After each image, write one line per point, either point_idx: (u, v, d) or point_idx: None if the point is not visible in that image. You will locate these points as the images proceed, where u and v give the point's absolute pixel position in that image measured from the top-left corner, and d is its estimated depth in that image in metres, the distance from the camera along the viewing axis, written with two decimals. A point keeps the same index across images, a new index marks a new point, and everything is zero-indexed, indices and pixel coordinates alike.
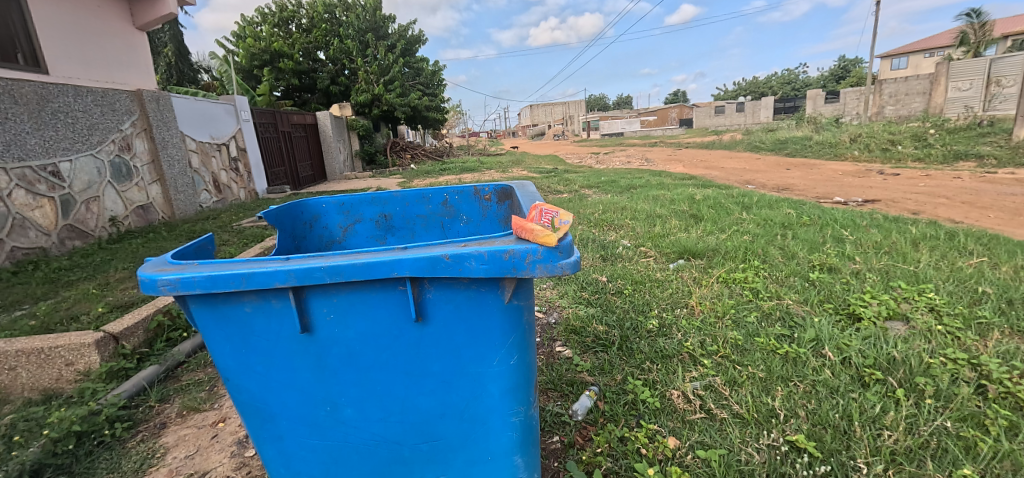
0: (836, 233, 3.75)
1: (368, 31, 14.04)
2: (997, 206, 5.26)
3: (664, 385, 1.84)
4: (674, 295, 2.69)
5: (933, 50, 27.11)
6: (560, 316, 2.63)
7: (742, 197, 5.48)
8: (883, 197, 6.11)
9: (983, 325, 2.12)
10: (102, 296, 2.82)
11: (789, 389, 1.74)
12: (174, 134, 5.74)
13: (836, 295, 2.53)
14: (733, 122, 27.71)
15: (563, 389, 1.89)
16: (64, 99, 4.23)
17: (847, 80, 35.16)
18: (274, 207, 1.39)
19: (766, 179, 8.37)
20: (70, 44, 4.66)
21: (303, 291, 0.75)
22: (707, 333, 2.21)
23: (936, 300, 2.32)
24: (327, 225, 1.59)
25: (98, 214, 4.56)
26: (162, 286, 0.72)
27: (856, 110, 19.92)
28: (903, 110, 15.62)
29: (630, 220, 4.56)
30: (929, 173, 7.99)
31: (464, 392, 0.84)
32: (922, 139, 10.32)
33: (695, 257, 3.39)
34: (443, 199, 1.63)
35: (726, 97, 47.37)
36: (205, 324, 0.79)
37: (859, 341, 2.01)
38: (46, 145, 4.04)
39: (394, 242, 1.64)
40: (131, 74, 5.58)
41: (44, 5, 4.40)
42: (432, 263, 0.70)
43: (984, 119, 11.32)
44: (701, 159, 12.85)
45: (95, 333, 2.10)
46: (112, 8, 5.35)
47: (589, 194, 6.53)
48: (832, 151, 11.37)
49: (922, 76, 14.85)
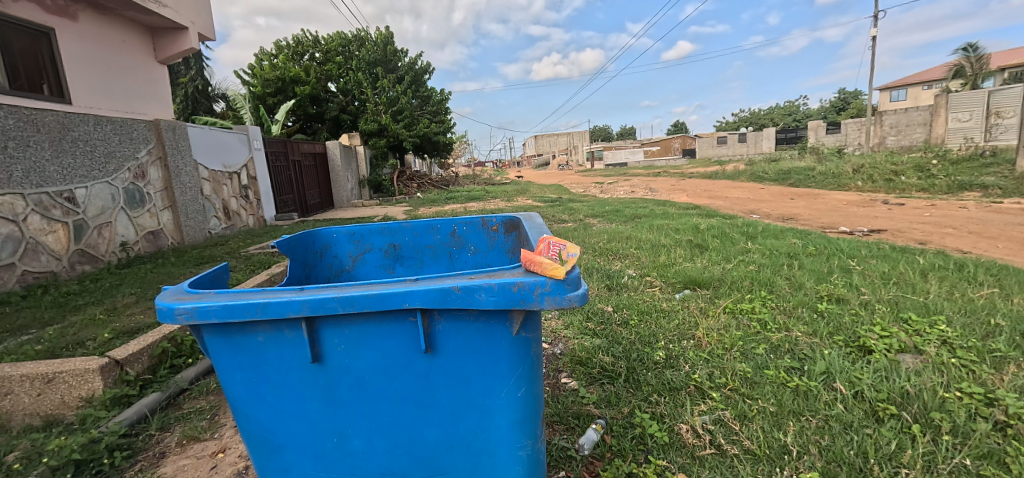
0: (842, 264, 3.73)
1: (378, 64, 14.59)
2: (1004, 236, 5.24)
3: (673, 418, 1.80)
4: (681, 327, 2.66)
5: (930, 82, 27.70)
6: (565, 347, 2.61)
7: (746, 227, 5.48)
8: (889, 227, 6.10)
9: (998, 358, 2.08)
10: (109, 321, 2.83)
11: (801, 425, 1.69)
12: (188, 163, 5.90)
13: (846, 327, 2.50)
14: (736, 152, 27.91)
15: (569, 421, 1.86)
16: (84, 128, 4.40)
17: (847, 111, 35.43)
18: (287, 236, 1.42)
19: (770, 209, 8.41)
20: (94, 76, 4.88)
21: (316, 321, 0.76)
22: (715, 365, 2.18)
23: (948, 333, 2.29)
24: (336, 254, 1.61)
25: (109, 239, 4.65)
26: (179, 315, 0.74)
27: (858, 140, 20.14)
28: (905, 141, 15.76)
29: (635, 249, 4.57)
30: (935, 202, 7.99)
31: (471, 424, 0.84)
32: (926, 170, 10.36)
33: (701, 287, 3.38)
34: (452, 230, 1.64)
35: (729, 128, 48.34)
36: (218, 353, 0.81)
37: (871, 375, 1.98)
38: (64, 172, 4.16)
39: (403, 272, 1.64)
40: (151, 104, 5.80)
41: (71, 40, 4.63)
42: (443, 295, 0.72)
43: (986, 149, 11.36)
44: (705, 188, 12.99)
45: (100, 358, 2.11)
46: (136, 41, 5.63)
47: (593, 224, 6.57)
48: (834, 181, 11.44)
49: (921, 108, 15.12)
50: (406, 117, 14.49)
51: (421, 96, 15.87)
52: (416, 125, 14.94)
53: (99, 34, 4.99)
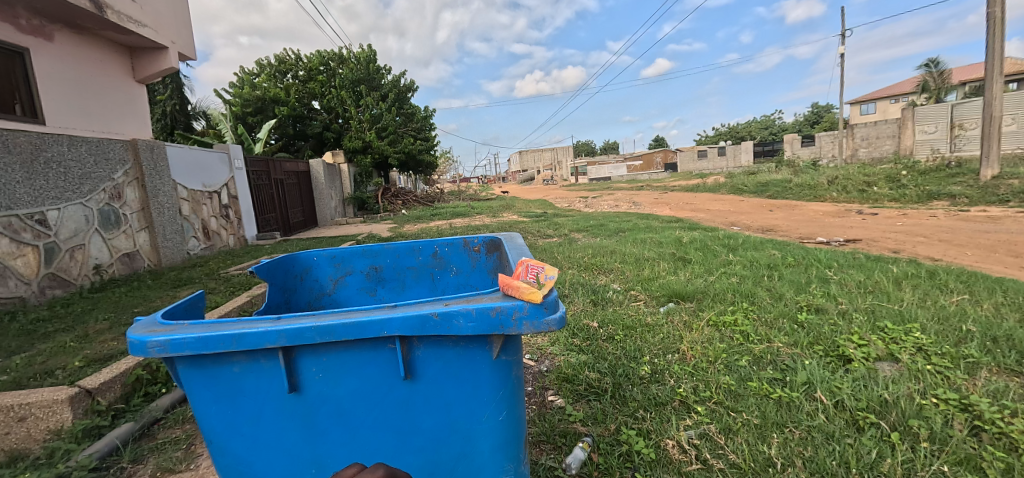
0: (820, 274, 3.83)
1: (362, 82, 14.63)
2: (972, 244, 5.45)
3: (658, 434, 1.81)
4: (665, 340, 2.68)
5: (896, 96, 29.00)
6: (552, 364, 2.61)
7: (727, 239, 5.59)
8: (863, 237, 6.29)
9: (970, 363, 2.16)
10: (80, 349, 2.73)
11: (784, 436, 1.71)
12: (167, 183, 5.79)
13: (825, 337, 2.55)
14: (716, 165, 28.61)
15: (556, 440, 1.85)
16: (57, 149, 4.31)
17: (821, 124, 36.72)
18: (266, 261, 1.40)
19: (750, 221, 8.61)
20: (69, 96, 4.78)
21: (293, 350, 0.75)
22: (700, 378, 2.20)
23: (923, 340, 2.36)
24: (317, 278, 1.59)
25: (82, 262, 4.51)
26: (152, 349, 0.73)
27: (832, 152, 20.86)
28: (876, 153, 16.40)
29: (620, 263, 4.62)
30: (906, 212, 8.28)
31: (452, 449, 0.83)
32: (896, 181, 10.76)
33: (685, 300, 3.42)
34: (433, 251, 1.63)
35: (709, 142, 49.62)
36: (192, 385, 0.79)
37: (850, 384, 2.02)
38: (36, 194, 4.05)
39: (384, 294, 1.63)
40: (129, 123, 5.71)
41: (46, 60, 4.55)
42: (421, 322, 0.72)
43: (951, 159, 11.87)
44: (687, 201, 13.24)
45: (70, 388, 2.03)
46: (114, 61, 5.56)
47: (578, 238, 6.63)
48: (811, 193, 11.80)
49: (890, 121, 15.78)
50: (390, 134, 14.51)
51: (406, 113, 15.93)
52: (401, 142, 14.98)
53: (75, 54, 4.92)
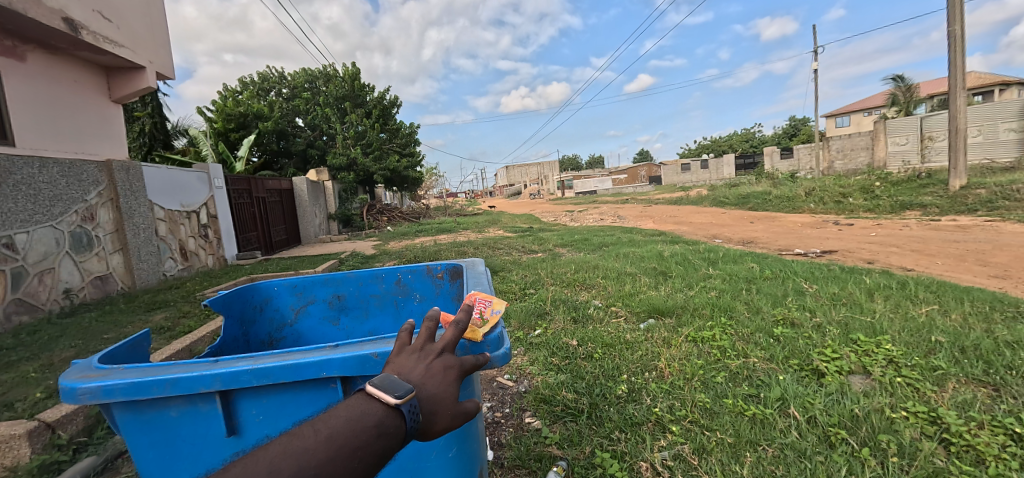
0: (796, 286, 3.89)
1: (347, 99, 14.67)
2: (943, 253, 5.63)
3: (633, 456, 1.80)
4: (644, 358, 2.69)
5: (869, 110, 30.06)
6: (530, 384, 2.59)
7: (707, 253, 5.67)
8: (839, 248, 6.44)
9: (940, 375, 2.20)
10: (43, 379, 2.62)
11: (758, 455, 1.71)
12: (143, 203, 5.68)
13: (799, 351, 2.58)
14: (699, 178, 29.13)
15: (531, 465, 1.83)
16: (28, 171, 4.20)
17: (799, 136, 37.82)
18: (221, 294, 1.38)
19: (731, 233, 8.76)
20: (41, 117, 4.68)
21: (231, 393, 0.73)
22: (676, 397, 2.20)
23: (893, 352, 2.40)
24: (278, 308, 1.57)
25: (51, 286, 4.37)
26: (82, 396, 0.70)
27: (809, 165, 21.44)
28: (851, 165, 16.94)
29: (601, 279, 4.64)
30: (880, 222, 8.51)
31: None
32: (870, 192, 11.08)
33: (664, 316, 3.44)
34: (396, 279, 1.61)
35: (691, 155, 50.67)
36: (127, 431, 0.75)
37: (823, 399, 2.05)
38: (4, 216, 3.94)
39: (348, 324, 1.60)
40: (104, 144, 5.61)
41: (17, 81, 4.47)
42: (360, 362, 0.71)
43: (922, 170, 12.29)
44: (671, 214, 13.43)
45: (28, 422, 1.95)
46: (90, 81, 5.50)
47: (562, 253, 6.66)
48: (790, 205, 12.08)
49: (862, 134, 16.31)
50: (375, 151, 14.51)
51: (391, 129, 15.95)
52: (386, 158, 14.98)
53: (48, 75, 4.85)
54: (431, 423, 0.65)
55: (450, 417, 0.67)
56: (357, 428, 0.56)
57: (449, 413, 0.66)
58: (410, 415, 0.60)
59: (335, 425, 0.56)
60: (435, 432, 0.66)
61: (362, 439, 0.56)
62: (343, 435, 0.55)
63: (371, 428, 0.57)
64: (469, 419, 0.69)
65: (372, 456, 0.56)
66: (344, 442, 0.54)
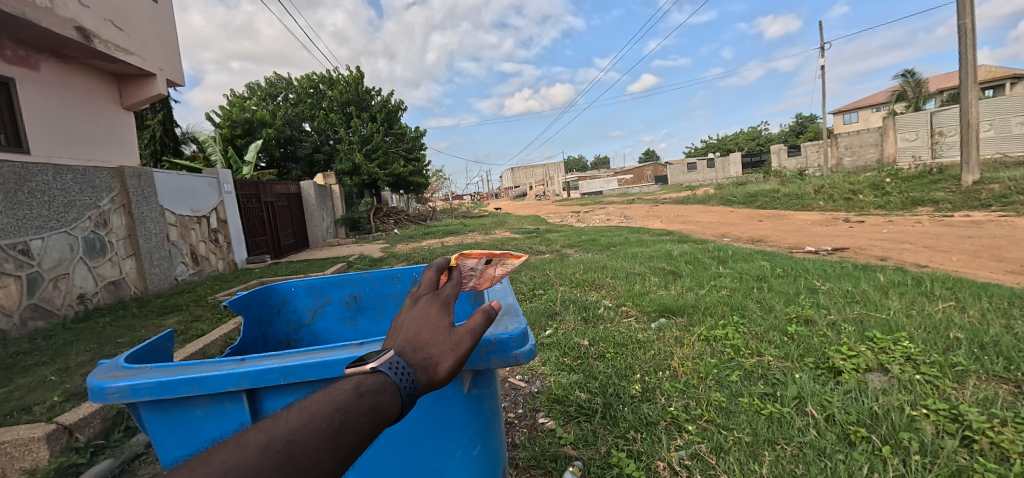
0: (809, 284, 3.84)
1: (352, 103, 14.76)
2: (957, 249, 5.54)
3: (649, 456, 1.78)
4: (656, 357, 2.66)
5: (877, 105, 29.73)
6: (543, 385, 2.58)
7: (717, 252, 5.61)
8: (851, 245, 6.36)
9: (959, 371, 2.16)
10: (58, 383, 2.65)
11: (776, 454, 1.69)
12: (154, 209, 5.74)
13: (815, 349, 2.55)
14: (705, 177, 28.91)
15: (546, 465, 1.82)
16: (42, 178, 4.27)
17: (807, 134, 37.42)
18: (240, 295, 1.40)
19: (740, 232, 8.68)
20: (54, 125, 4.75)
21: (257, 392, 0.74)
22: (691, 396, 2.18)
23: (911, 349, 2.36)
24: (295, 308, 1.58)
25: (66, 292, 4.43)
26: (110, 395, 0.71)
27: (817, 162, 21.22)
28: (860, 162, 16.77)
29: (610, 279, 4.62)
30: (892, 219, 8.40)
31: None
32: (880, 188, 10.95)
33: (676, 315, 3.41)
34: (412, 278, 1.60)
35: (697, 154, 50.35)
36: (154, 431, 0.76)
37: (841, 397, 2.01)
38: (20, 223, 4.00)
39: (364, 324, 1.60)
40: (115, 150, 5.67)
41: (31, 89, 4.55)
42: None
43: (933, 166, 12.13)
44: (678, 213, 13.33)
45: (47, 425, 1.97)
46: (101, 89, 5.57)
47: (570, 254, 6.64)
48: (799, 202, 11.94)
49: (871, 130, 16.10)
50: (381, 155, 14.59)
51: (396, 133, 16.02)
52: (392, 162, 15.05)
53: (61, 83, 4.92)
54: (437, 369, 0.63)
55: (452, 352, 0.64)
56: (336, 394, 0.54)
57: (448, 349, 0.64)
58: (395, 372, 0.59)
59: (316, 399, 0.54)
60: (447, 374, 0.63)
61: (341, 402, 0.53)
62: (322, 402, 0.53)
63: (351, 391, 0.55)
64: (476, 334, 0.65)
65: (350, 419, 0.52)
66: (322, 405, 0.53)
